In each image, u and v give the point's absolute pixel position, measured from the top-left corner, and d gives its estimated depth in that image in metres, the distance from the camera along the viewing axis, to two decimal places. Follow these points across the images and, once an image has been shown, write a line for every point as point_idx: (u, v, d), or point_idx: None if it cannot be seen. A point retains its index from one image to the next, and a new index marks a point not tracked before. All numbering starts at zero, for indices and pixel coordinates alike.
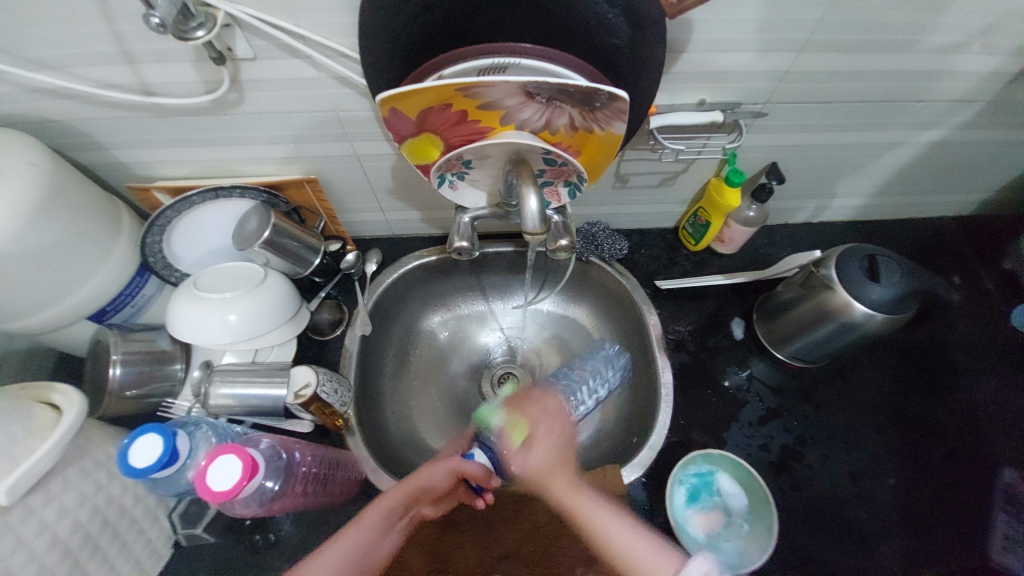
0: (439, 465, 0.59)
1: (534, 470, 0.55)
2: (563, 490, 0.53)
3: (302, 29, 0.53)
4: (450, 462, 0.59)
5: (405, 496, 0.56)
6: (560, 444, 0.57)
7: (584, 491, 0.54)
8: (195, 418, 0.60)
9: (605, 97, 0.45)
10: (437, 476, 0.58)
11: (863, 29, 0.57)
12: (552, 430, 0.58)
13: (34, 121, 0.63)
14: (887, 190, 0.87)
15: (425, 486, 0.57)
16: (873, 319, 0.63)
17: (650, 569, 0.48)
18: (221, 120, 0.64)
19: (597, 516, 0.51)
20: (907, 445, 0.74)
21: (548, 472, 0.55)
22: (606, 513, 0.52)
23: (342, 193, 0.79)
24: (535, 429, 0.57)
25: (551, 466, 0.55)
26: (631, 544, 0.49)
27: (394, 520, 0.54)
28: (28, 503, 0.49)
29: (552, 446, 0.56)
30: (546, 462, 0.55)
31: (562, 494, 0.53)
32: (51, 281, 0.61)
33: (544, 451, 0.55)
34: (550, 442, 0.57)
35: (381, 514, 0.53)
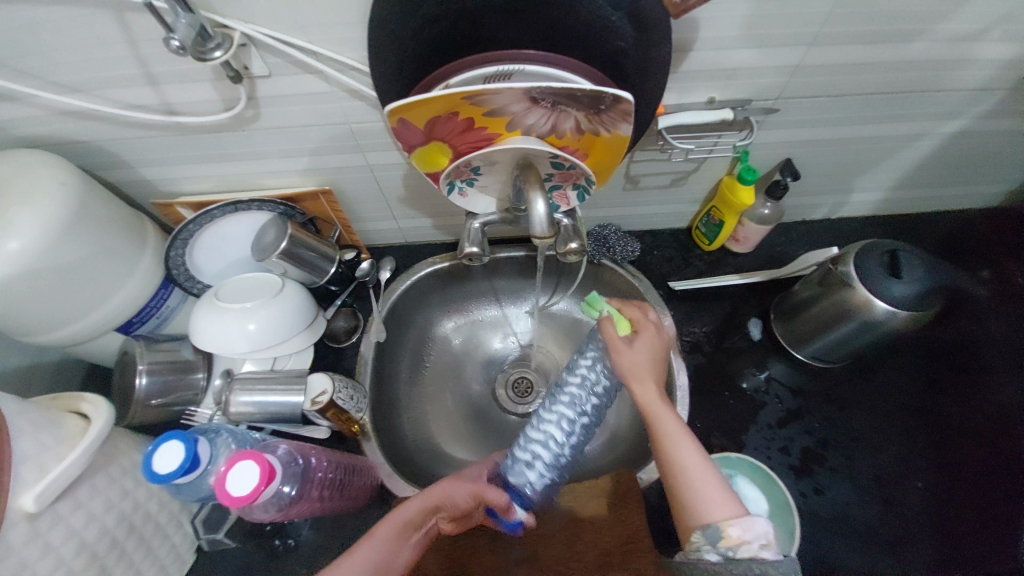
0: (463, 483, 0.56)
1: (624, 365, 0.58)
2: (649, 400, 0.54)
3: (314, 45, 0.55)
4: (473, 485, 0.56)
5: (417, 507, 0.52)
6: (661, 354, 0.59)
7: (668, 406, 0.54)
8: (215, 426, 0.62)
9: (609, 100, 0.45)
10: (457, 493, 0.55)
11: (874, 20, 0.56)
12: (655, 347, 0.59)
13: (64, 142, 0.66)
14: (908, 183, 0.85)
15: (447, 500, 0.54)
16: (896, 316, 0.61)
17: (707, 501, 0.46)
18: (239, 135, 0.67)
19: (674, 432, 0.51)
20: (937, 445, 0.71)
21: (641, 384, 0.56)
22: (679, 435, 0.51)
23: (355, 203, 0.81)
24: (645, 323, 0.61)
25: (646, 368, 0.57)
26: (698, 472, 0.48)
27: (412, 531, 0.50)
28: (57, 510, 0.51)
29: (657, 351, 0.59)
30: (644, 361, 0.57)
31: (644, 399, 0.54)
32: (82, 294, 0.64)
33: (647, 350, 0.58)
34: (654, 349, 0.59)
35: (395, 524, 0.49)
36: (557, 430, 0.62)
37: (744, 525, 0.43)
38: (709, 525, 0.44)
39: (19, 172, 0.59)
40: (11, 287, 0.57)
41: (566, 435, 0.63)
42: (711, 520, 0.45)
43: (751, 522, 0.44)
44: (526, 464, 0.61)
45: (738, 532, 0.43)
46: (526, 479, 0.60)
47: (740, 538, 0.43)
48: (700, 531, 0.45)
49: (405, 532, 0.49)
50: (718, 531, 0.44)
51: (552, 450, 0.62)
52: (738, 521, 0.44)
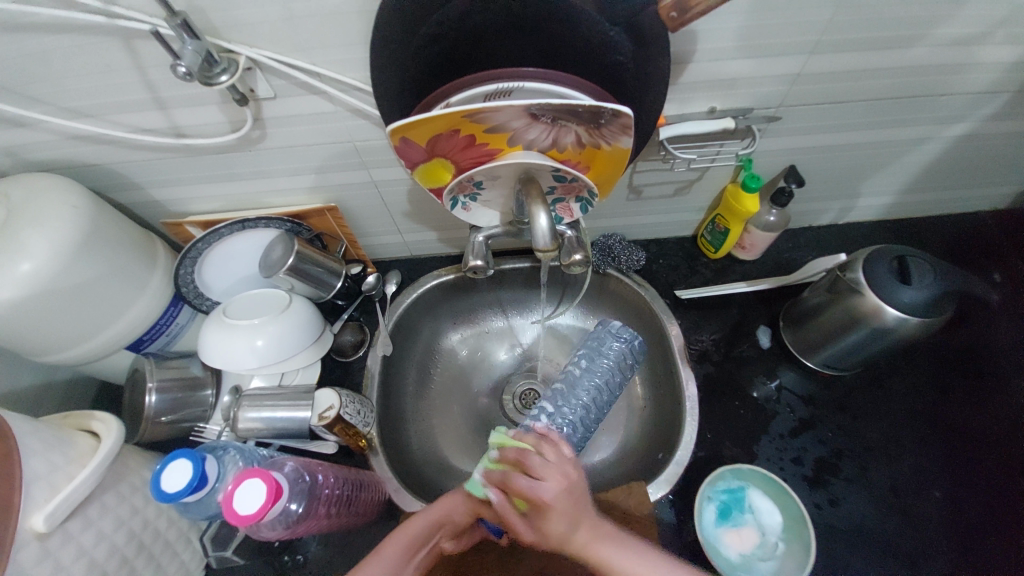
0: (466, 496, 0.56)
1: (547, 529, 0.45)
2: (585, 536, 0.44)
3: (317, 66, 0.56)
4: (474, 495, 0.56)
5: (422, 524, 0.54)
6: (576, 490, 0.47)
7: (608, 531, 0.45)
8: (224, 443, 0.62)
9: (609, 114, 0.45)
10: (457, 510, 0.56)
11: (873, 26, 0.56)
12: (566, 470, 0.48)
13: (77, 165, 0.68)
14: (916, 187, 0.84)
15: (448, 517, 0.55)
16: (907, 323, 0.60)
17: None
18: (246, 155, 0.68)
19: (631, 562, 0.43)
20: (954, 455, 0.69)
21: (584, 534, 0.44)
22: (643, 558, 0.44)
23: (361, 218, 0.82)
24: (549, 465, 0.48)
25: (574, 515, 0.45)
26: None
27: (415, 550, 0.52)
28: (68, 529, 0.51)
29: (569, 499, 0.46)
30: (563, 498, 0.45)
31: (586, 540, 0.44)
32: (93, 313, 0.65)
33: (558, 492, 0.45)
34: (565, 496, 0.46)
35: (401, 543, 0.52)
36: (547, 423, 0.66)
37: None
38: None
39: (32, 195, 0.61)
40: (24, 308, 0.58)
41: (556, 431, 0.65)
42: None
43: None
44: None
45: None
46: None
47: None
48: None
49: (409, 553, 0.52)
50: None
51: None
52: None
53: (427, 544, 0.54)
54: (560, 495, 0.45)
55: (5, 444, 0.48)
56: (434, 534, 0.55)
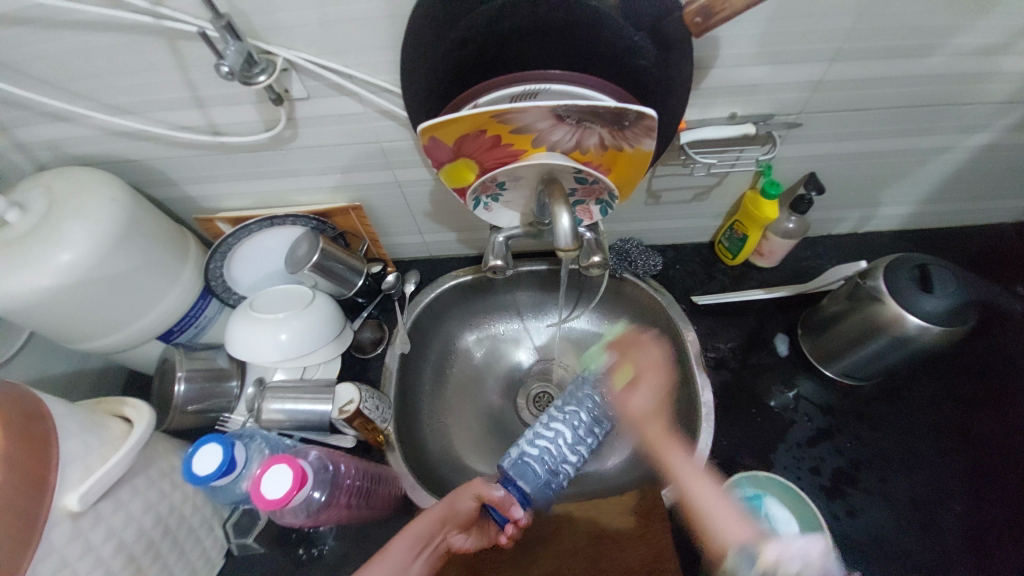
0: (463, 489, 0.58)
1: (632, 411, 0.68)
2: (658, 439, 0.65)
3: (350, 69, 0.58)
4: (470, 486, 0.58)
5: (427, 522, 0.54)
6: (659, 389, 0.69)
7: (676, 446, 0.65)
8: (250, 431, 0.64)
9: (633, 116, 0.46)
10: (458, 501, 0.56)
11: (896, 34, 0.56)
12: (654, 392, 0.69)
13: (119, 160, 0.72)
14: (938, 197, 0.83)
15: (452, 512, 0.56)
16: (930, 331, 0.59)
17: (726, 526, 0.55)
18: (278, 154, 0.70)
19: (689, 474, 0.61)
20: (978, 469, 0.68)
21: (647, 423, 0.67)
22: (695, 473, 0.61)
23: (384, 218, 0.84)
24: (648, 368, 0.71)
25: (652, 410, 0.68)
26: (713, 508, 0.57)
27: (420, 547, 0.52)
28: (100, 510, 0.53)
29: (657, 383, 0.70)
30: (646, 405, 0.68)
31: (653, 438, 0.66)
32: (127, 303, 0.67)
33: (648, 393, 0.69)
34: (657, 387, 0.70)
35: (406, 541, 0.52)
36: (568, 427, 0.64)
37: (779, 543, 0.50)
38: (742, 546, 0.53)
39: (76, 188, 0.64)
40: (64, 295, 0.61)
41: (576, 435, 0.64)
42: (742, 545, 0.53)
43: (785, 542, 0.50)
44: (531, 457, 0.61)
45: (774, 553, 0.49)
46: (530, 473, 0.60)
47: (775, 560, 0.49)
48: (734, 556, 0.53)
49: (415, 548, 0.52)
50: (753, 551, 0.52)
51: (561, 447, 0.63)
52: (773, 542, 0.51)
53: (434, 542, 0.54)
54: (645, 400, 0.68)
55: (46, 424, 0.50)
56: (439, 531, 0.55)
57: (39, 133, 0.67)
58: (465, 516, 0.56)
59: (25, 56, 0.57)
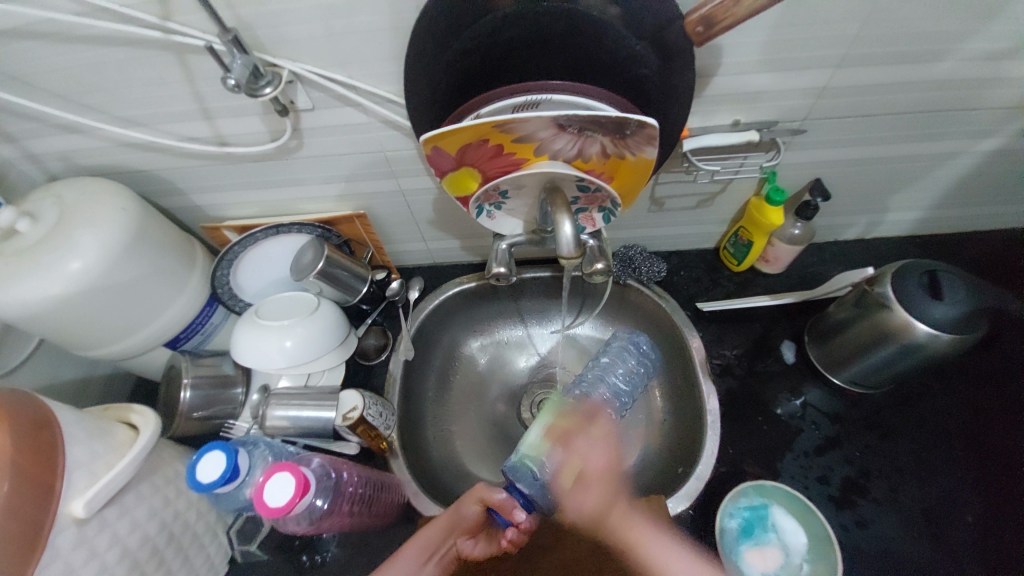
0: (467, 497, 0.58)
1: (585, 514, 0.56)
2: (620, 527, 0.55)
3: (355, 80, 0.59)
4: (474, 493, 0.58)
5: (435, 530, 0.57)
6: (613, 475, 0.59)
7: (643, 529, 0.55)
8: (253, 438, 0.64)
9: (635, 125, 0.47)
10: (462, 508, 0.58)
11: (901, 40, 0.56)
12: (610, 457, 0.62)
13: (129, 171, 0.73)
14: (947, 202, 0.82)
15: (458, 520, 0.58)
16: (939, 339, 0.58)
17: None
18: (284, 163, 0.71)
19: (658, 550, 0.53)
20: (990, 479, 0.67)
21: (609, 508, 0.57)
22: (664, 547, 0.53)
23: (388, 225, 0.84)
24: (591, 452, 0.61)
25: (602, 510, 0.57)
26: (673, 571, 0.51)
27: (429, 555, 0.55)
28: (105, 517, 0.54)
29: (607, 489, 0.58)
30: (595, 506, 0.57)
31: (622, 528, 0.55)
32: (134, 311, 0.68)
33: (597, 492, 0.57)
34: (607, 491, 0.58)
35: (416, 549, 0.56)
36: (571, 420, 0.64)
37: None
38: None
39: (85, 198, 0.65)
40: (72, 304, 0.62)
41: (580, 428, 0.63)
42: None
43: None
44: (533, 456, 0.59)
45: None
46: (531, 473, 0.58)
47: None
48: None
49: (425, 556, 0.55)
50: None
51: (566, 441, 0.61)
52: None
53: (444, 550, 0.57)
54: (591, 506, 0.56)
55: (53, 431, 0.51)
56: (448, 538, 0.57)
57: (51, 144, 0.69)
58: (470, 521, 0.58)
59: (38, 70, 0.58)
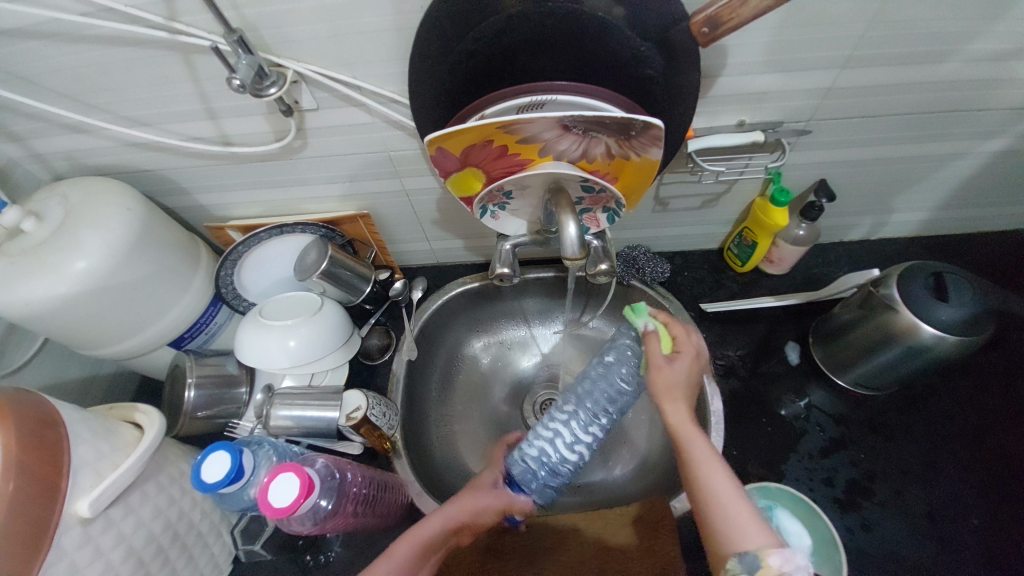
0: (488, 497, 0.60)
1: (658, 382, 0.55)
2: (682, 423, 0.52)
3: (359, 80, 0.59)
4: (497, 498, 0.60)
5: (440, 528, 0.55)
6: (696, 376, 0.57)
7: (699, 430, 0.52)
8: (258, 438, 0.64)
9: (640, 126, 0.46)
10: (482, 508, 0.59)
11: (907, 40, 0.55)
12: (691, 366, 0.57)
13: (134, 171, 0.73)
14: (953, 204, 0.82)
15: (469, 520, 0.58)
16: (945, 341, 0.58)
17: (742, 529, 0.45)
18: (288, 163, 0.71)
19: (706, 458, 0.50)
20: (995, 481, 0.66)
21: (674, 402, 0.54)
22: (713, 458, 0.49)
23: (392, 225, 0.84)
24: (687, 343, 0.58)
25: (682, 385, 0.55)
26: (732, 501, 0.47)
27: (428, 553, 0.54)
28: (110, 515, 0.54)
29: (694, 365, 0.57)
30: (681, 379, 0.55)
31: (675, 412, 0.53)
32: (139, 310, 0.68)
33: (686, 368, 0.56)
34: (692, 367, 0.57)
35: (413, 545, 0.53)
36: (567, 428, 0.61)
37: (785, 555, 0.42)
38: (748, 554, 0.44)
39: (90, 198, 0.65)
40: (77, 303, 0.62)
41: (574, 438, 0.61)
42: (751, 549, 0.44)
43: (791, 552, 0.43)
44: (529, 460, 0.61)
45: (779, 561, 0.42)
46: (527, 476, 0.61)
47: (779, 568, 0.42)
48: (735, 559, 0.44)
49: (422, 552, 0.54)
50: (757, 558, 0.43)
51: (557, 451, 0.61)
52: (778, 550, 0.43)
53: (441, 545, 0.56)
54: (682, 374, 0.55)
55: (59, 429, 0.51)
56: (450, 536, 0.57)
57: (56, 144, 0.69)
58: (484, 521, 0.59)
59: (44, 70, 0.59)
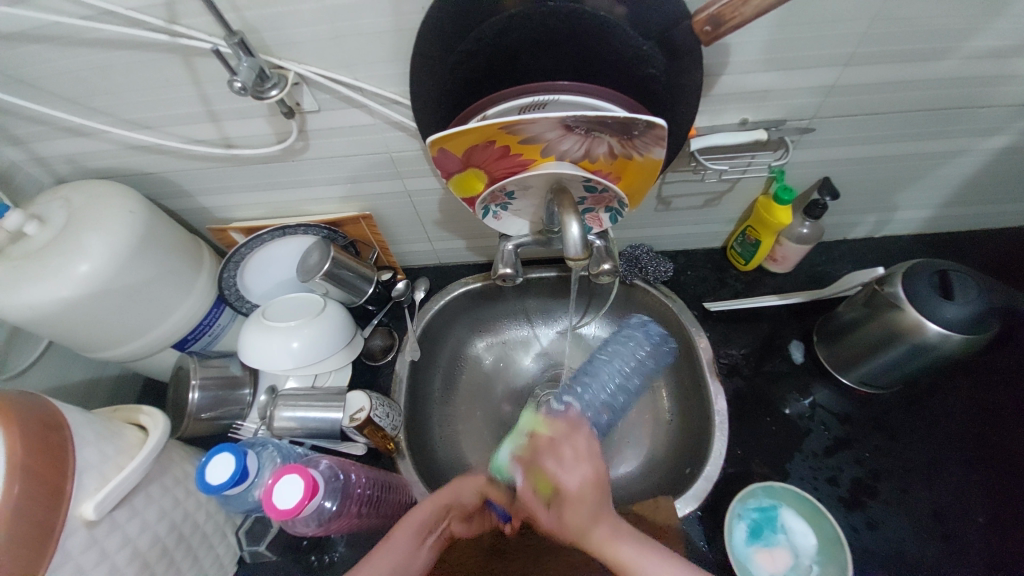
0: (467, 481, 0.59)
1: (564, 510, 0.49)
2: (600, 536, 0.47)
3: (359, 81, 0.59)
4: (475, 480, 0.59)
5: (432, 511, 0.56)
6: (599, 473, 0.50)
7: (620, 540, 0.47)
8: (262, 439, 0.64)
9: (642, 125, 0.46)
10: (464, 492, 0.59)
11: (910, 37, 0.55)
12: (587, 468, 0.50)
13: (135, 173, 0.73)
14: (958, 201, 0.81)
15: (454, 502, 0.58)
16: (949, 340, 0.58)
17: None
18: (289, 165, 0.71)
19: (636, 562, 0.46)
20: (1000, 479, 0.66)
21: (601, 525, 0.48)
22: (648, 565, 0.45)
23: (393, 226, 0.84)
24: (554, 432, 0.54)
25: (590, 493, 0.49)
26: None
27: (427, 535, 0.54)
28: (115, 517, 0.54)
29: (590, 463, 0.51)
30: (581, 488, 0.49)
31: (586, 531, 0.48)
32: (143, 312, 0.68)
33: (580, 474, 0.50)
34: (592, 471, 0.50)
35: (412, 532, 0.54)
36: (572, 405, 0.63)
37: None
38: None
39: (93, 201, 0.65)
40: (81, 306, 0.62)
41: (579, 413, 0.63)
42: None
43: None
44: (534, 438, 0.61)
45: None
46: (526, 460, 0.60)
47: None
48: None
49: (420, 537, 0.54)
50: None
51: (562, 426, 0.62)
52: None
53: (436, 530, 0.56)
54: (580, 484, 0.49)
55: (63, 433, 0.51)
56: (443, 519, 0.57)
57: (58, 148, 0.69)
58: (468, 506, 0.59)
59: (45, 74, 0.59)
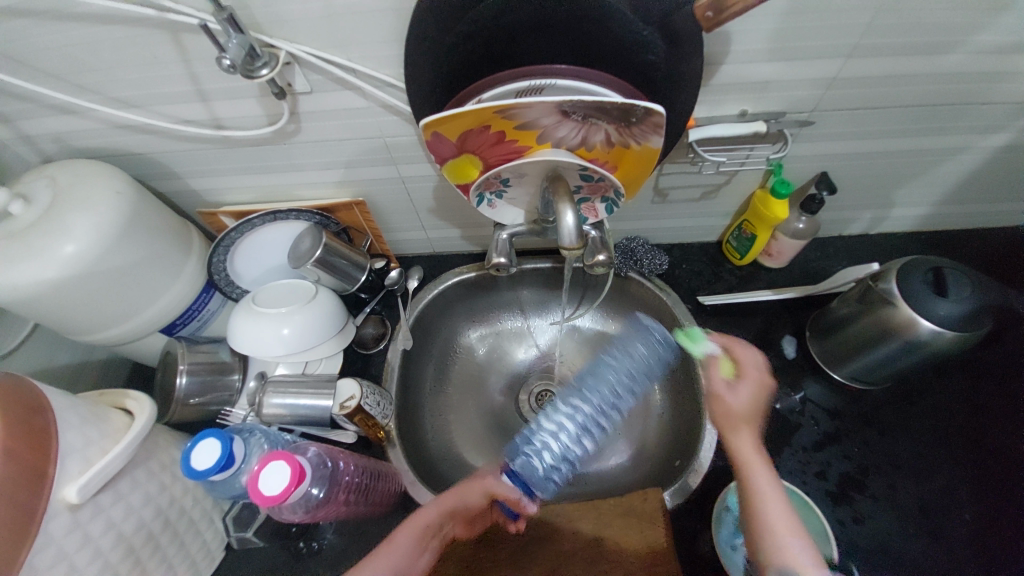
0: (472, 483, 0.61)
1: (727, 407, 0.55)
2: (748, 450, 0.53)
3: (354, 63, 0.57)
4: (481, 482, 0.60)
5: (436, 513, 0.58)
6: (766, 397, 0.56)
7: (765, 460, 0.52)
8: (250, 426, 0.64)
9: (641, 112, 0.45)
10: (470, 494, 0.60)
11: (913, 30, 0.54)
12: (756, 394, 0.56)
13: (123, 154, 0.72)
14: (954, 199, 0.81)
15: (457, 505, 0.59)
16: (942, 336, 0.58)
17: (784, 534, 0.47)
18: (281, 148, 0.70)
19: (773, 490, 0.50)
20: (987, 476, 0.67)
21: (736, 430, 0.54)
22: (780, 492, 0.50)
23: (387, 213, 0.83)
24: (751, 368, 0.57)
25: (749, 414, 0.55)
26: (772, 498, 0.49)
27: (428, 539, 0.57)
28: (99, 502, 0.53)
29: (761, 392, 0.56)
30: (750, 404, 0.55)
31: (743, 445, 0.53)
32: (130, 296, 0.67)
33: (754, 391, 0.56)
34: (758, 393, 0.56)
35: (412, 534, 0.56)
36: (570, 421, 0.65)
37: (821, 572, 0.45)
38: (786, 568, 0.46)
39: (78, 180, 0.64)
40: (66, 288, 0.61)
41: (577, 430, 0.65)
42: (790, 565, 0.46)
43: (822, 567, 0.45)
44: (543, 455, 0.62)
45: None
46: (534, 467, 0.61)
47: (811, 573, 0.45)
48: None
49: (420, 541, 0.56)
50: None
51: (560, 445, 0.63)
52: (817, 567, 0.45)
53: (439, 533, 0.58)
54: (755, 363, 0.58)
55: (46, 416, 0.50)
56: (446, 522, 0.59)
57: (44, 125, 0.68)
58: (472, 508, 0.61)
59: (30, 49, 0.57)
